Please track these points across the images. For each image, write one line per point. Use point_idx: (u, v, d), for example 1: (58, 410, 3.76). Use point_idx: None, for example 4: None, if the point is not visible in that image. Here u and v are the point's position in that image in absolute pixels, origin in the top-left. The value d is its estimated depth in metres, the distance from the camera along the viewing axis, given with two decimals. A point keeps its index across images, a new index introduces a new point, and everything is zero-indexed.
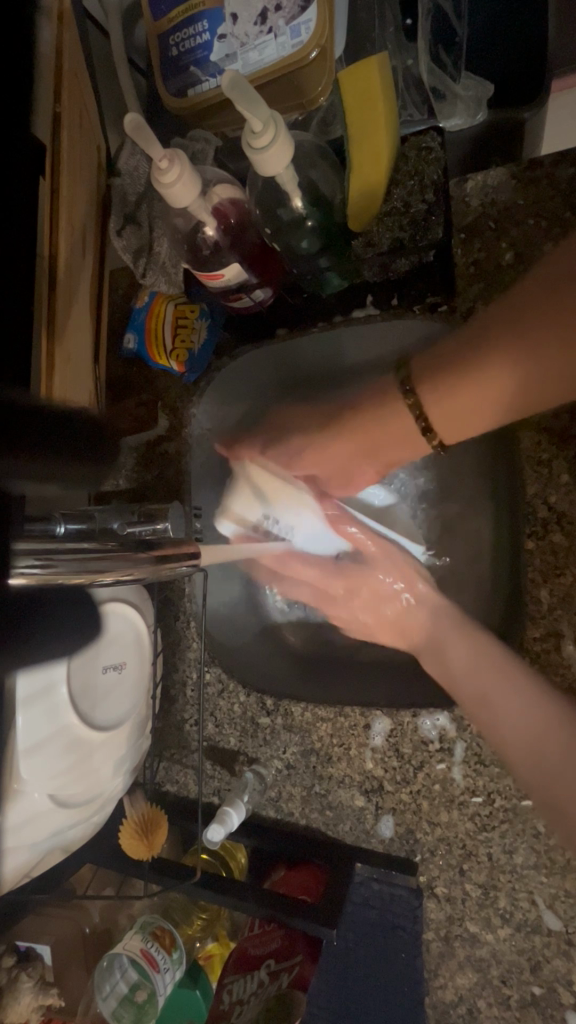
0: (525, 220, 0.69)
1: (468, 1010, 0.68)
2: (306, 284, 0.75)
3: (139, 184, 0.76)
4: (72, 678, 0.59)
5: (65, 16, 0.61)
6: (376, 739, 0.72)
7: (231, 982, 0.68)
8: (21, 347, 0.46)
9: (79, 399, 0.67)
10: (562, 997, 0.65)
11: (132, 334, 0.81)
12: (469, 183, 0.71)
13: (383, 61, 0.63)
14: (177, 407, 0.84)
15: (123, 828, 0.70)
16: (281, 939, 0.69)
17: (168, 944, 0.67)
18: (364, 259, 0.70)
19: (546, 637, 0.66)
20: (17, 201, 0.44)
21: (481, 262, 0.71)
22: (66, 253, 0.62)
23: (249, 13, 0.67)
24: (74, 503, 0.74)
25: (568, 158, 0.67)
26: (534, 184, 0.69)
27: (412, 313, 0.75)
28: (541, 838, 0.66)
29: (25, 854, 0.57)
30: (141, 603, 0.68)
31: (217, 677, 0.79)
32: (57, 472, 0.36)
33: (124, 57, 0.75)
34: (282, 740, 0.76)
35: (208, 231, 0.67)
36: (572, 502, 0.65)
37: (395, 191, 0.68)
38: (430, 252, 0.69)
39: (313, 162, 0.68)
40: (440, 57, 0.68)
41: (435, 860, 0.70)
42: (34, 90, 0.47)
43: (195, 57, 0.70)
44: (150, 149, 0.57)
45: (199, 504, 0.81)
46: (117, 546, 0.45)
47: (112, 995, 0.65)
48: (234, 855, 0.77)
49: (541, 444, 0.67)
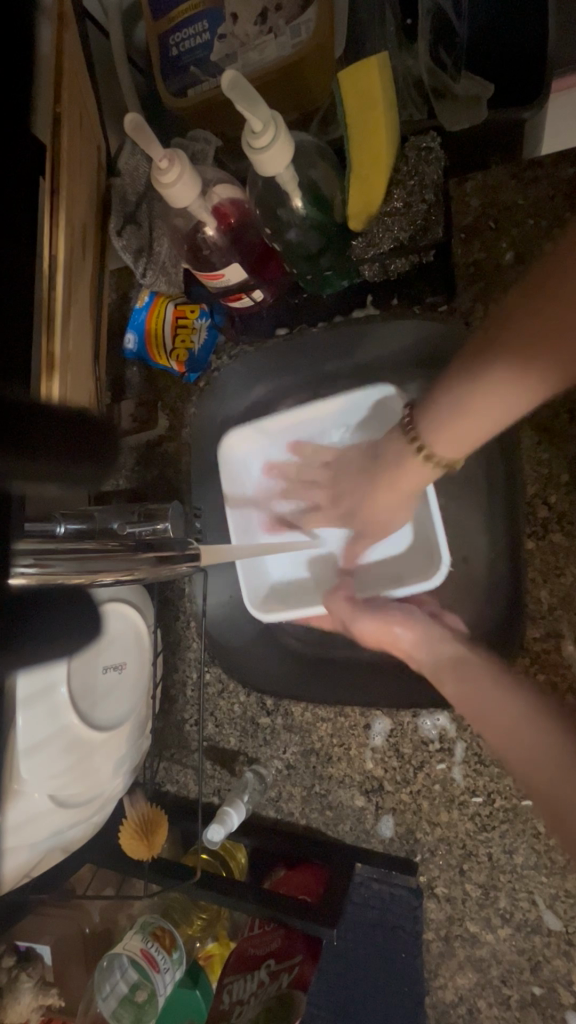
0: (525, 220, 0.71)
1: (468, 1010, 0.68)
2: (306, 283, 0.76)
3: (139, 183, 0.77)
4: (72, 678, 0.59)
5: (66, 16, 0.61)
6: (376, 739, 0.72)
7: (231, 982, 0.68)
8: (23, 347, 0.46)
9: (79, 399, 0.67)
10: (562, 997, 0.65)
11: (132, 334, 0.81)
12: (469, 183, 0.73)
13: (383, 60, 0.62)
14: (177, 407, 0.84)
15: (123, 828, 0.70)
16: (281, 939, 0.69)
17: (169, 944, 0.67)
18: (364, 260, 0.70)
19: (546, 638, 0.67)
20: (19, 200, 0.45)
21: (481, 262, 0.72)
22: (67, 254, 0.62)
23: (249, 14, 0.68)
24: (74, 503, 0.74)
25: (569, 158, 0.69)
26: (534, 184, 0.71)
27: (412, 312, 0.75)
28: (541, 838, 0.66)
29: (25, 854, 0.57)
30: (141, 603, 0.68)
31: (217, 677, 0.79)
32: (58, 473, 0.36)
33: (124, 57, 0.75)
34: (282, 740, 0.76)
35: (208, 231, 0.67)
36: (572, 502, 0.66)
37: (395, 191, 0.68)
38: (430, 252, 0.70)
39: (313, 162, 0.68)
40: (440, 57, 0.67)
41: (435, 860, 0.70)
42: (35, 89, 0.47)
43: (195, 57, 0.70)
44: (150, 149, 0.57)
45: (199, 504, 0.81)
46: (116, 546, 0.45)
47: (112, 995, 0.65)
48: (234, 855, 0.77)
49: (539, 445, 0.67)
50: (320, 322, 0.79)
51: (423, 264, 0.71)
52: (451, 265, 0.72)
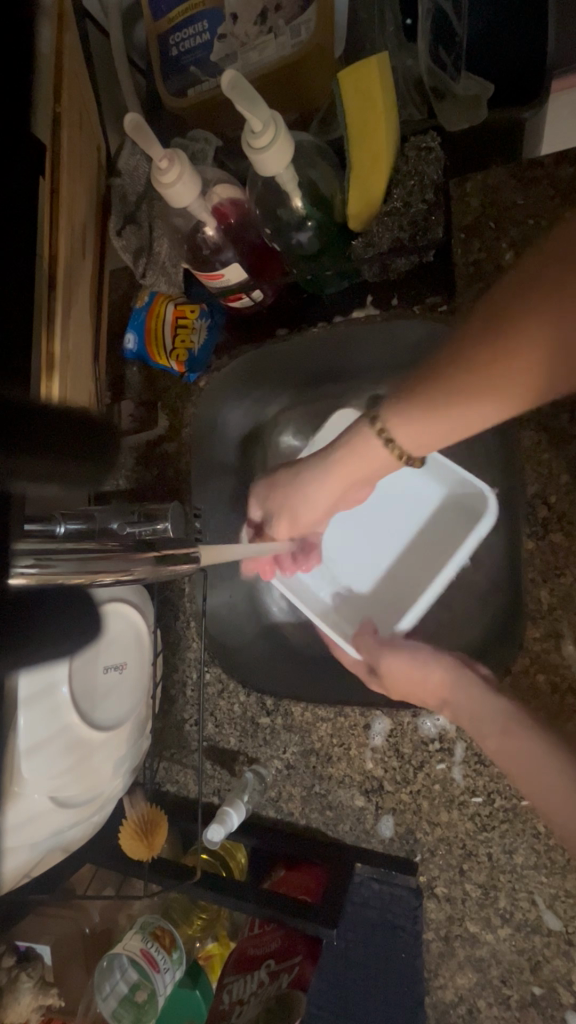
0: (526, 220, 0.68)
1: (468, 1010, 0.68)
2: (306, 284, 0.76)
3: (139, 184, 0.77)
4: (73, 678, 0.59)
5: (65, 15, 0.61)
6: (376, 739, 0.72)
7: (231, 982, 0.68)
8: (23, 350, 0.47)
9: (80, 400, 0.67)
10: (562, 997, 0.65)
11: (131, 334, 0.80)
12: (469, 183, 0.69)
13: (383, 61, 0.62)
14: (177, 406, 0.83)
15: (123, 828, 0.70)
16: (281, 939, 0.69)
17: (168, 944, 0.67)
18: (364, 260, 0.71)
19: (546, 637, 0.66)
20: (18, 200, 0.45)
21: (481, 263, 0.69)
22: (67, 253, 0.62)
23: (249, 13, 0.68)
24: (72, 504, 0.74)
25: (569, 157, 0.66)
26: (534, 184, 0.67)
27: (412, 312, 0.74)
28: (541, 837, 0.65)
29: (25, 855, 0.57)
30: (140, 603, 0.68)
31: (217, 677, 0.79)
32: (58, 471, 0.36)
33: (124, 56, 0.75)
34: (282, 740, 0.76)
35: (208, 231, 0.67)
36: (572, 501, 0.65)
37: (395, 191, 0.68)
38: (430, 252, 0.71)
39: (313, 162, 0.68)
40: (440, 57, 0.67)
41: (435, 860, 0.69)
42: (36, 90, 0.47)
43: (195, 57, 0.71)
44: (150, 149, 0.57)
45: (199, 505, 0.82)
46: (116, 545, 0.45)
47: (112, 995, 0.65)
48: (234, 855, 0.77)
49: (540, 444, 0.67)
50: (319, 323, 0.78)
51: (423, 263, 0.72)
52: (451, 267, 0.72)
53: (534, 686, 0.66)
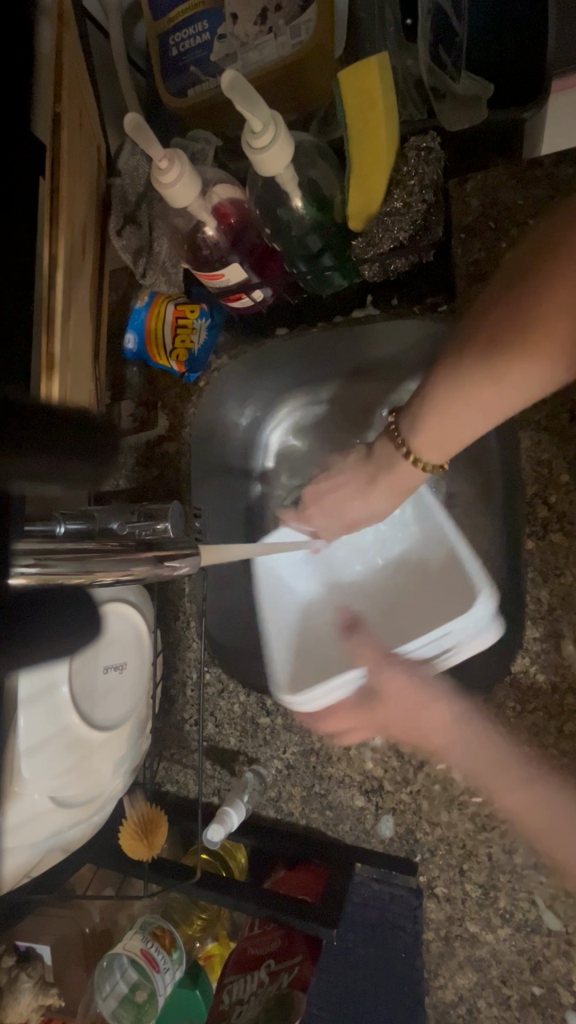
0: (525, 221, 0.68)
1: (468, 1010, 0.68)
2: (307, 284, 0.75)
3: (139, 183, 0.77)
4: (73, 678, 0.59)
5: (66, 15, 0.61)
6: (375, 739, 0.72)
7: (231, 982, 0.68)
8: (23, 350, 0.47)
9: (79, 400, 0.67)
10: (562, 997, 0.65)
11: (132, 334, 0.81)
12: (469, 183, 0.70)
13: (384, 60, 0.62)
14: (177, 406, 0.83)
15: (123, 828, 0.70)
16: (281, 939, 0.69)
17: (169, 944, 0.67)
18: (364, 260, 0.70)
19: (546, 637, 0.66)
20: (19, 201, 0.45)
21: (480, 263, 0.70)
22: (66, 254, 0.62)
23: (249, 13, 0.68)
24: (72, 504, 0.74)
25: (568, 158, 0.67)
26: (534, 183, 0.68)
27: (411, 312, 0.75)
28: None
29: (25, 855, 0.57)
30: (140, 603, 0.68)
31: (217, 677, 0.79)
32: (60, 472, 0.36)
33: (125, 57, 0.75)
34: (282, 740, 0.76)
35: (208, 231, 0.67)
36: (573, 502, 0.65)
37: (395, 191, 0.67)
38: (431, 252, 0.71)
39: (313, 162, 0.68)
40: (440, 57, 0.67)
41: (435, 860, 0.69)
42: (36, 90, 0.47)
43: (195, 57, 0.71)
44: (150, 149, 0.57)
45: (198, 505, 0.81)
46: (116, 545, 0.45)
47: (112, 995, 0.65)
48: (234, 855, 0.77)
49: (541, 444, 0.67)
50: (319, 323, 0.79)
51: (423, 263, 0.73)
52: (451, 267, 0.72)
53: (534, 686, 0.66)
